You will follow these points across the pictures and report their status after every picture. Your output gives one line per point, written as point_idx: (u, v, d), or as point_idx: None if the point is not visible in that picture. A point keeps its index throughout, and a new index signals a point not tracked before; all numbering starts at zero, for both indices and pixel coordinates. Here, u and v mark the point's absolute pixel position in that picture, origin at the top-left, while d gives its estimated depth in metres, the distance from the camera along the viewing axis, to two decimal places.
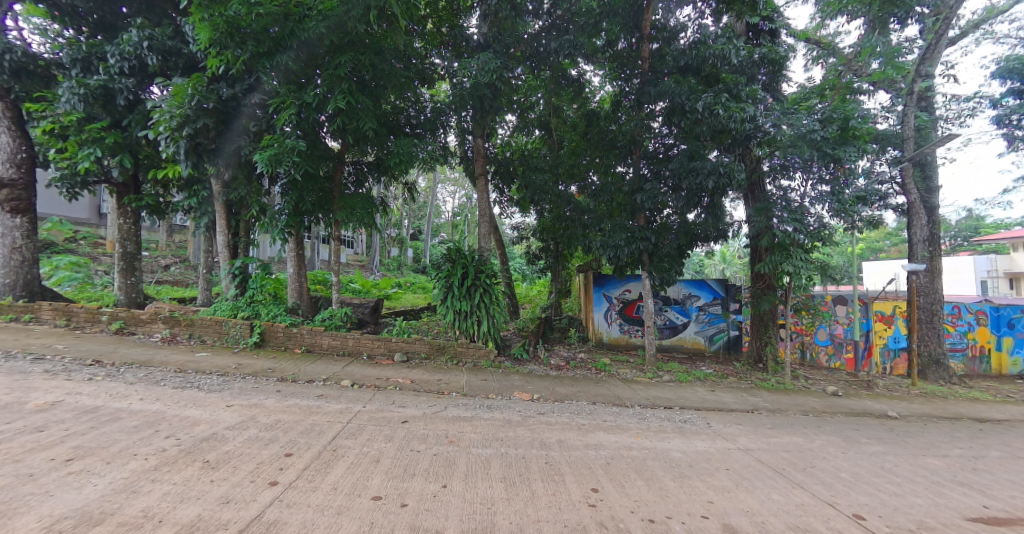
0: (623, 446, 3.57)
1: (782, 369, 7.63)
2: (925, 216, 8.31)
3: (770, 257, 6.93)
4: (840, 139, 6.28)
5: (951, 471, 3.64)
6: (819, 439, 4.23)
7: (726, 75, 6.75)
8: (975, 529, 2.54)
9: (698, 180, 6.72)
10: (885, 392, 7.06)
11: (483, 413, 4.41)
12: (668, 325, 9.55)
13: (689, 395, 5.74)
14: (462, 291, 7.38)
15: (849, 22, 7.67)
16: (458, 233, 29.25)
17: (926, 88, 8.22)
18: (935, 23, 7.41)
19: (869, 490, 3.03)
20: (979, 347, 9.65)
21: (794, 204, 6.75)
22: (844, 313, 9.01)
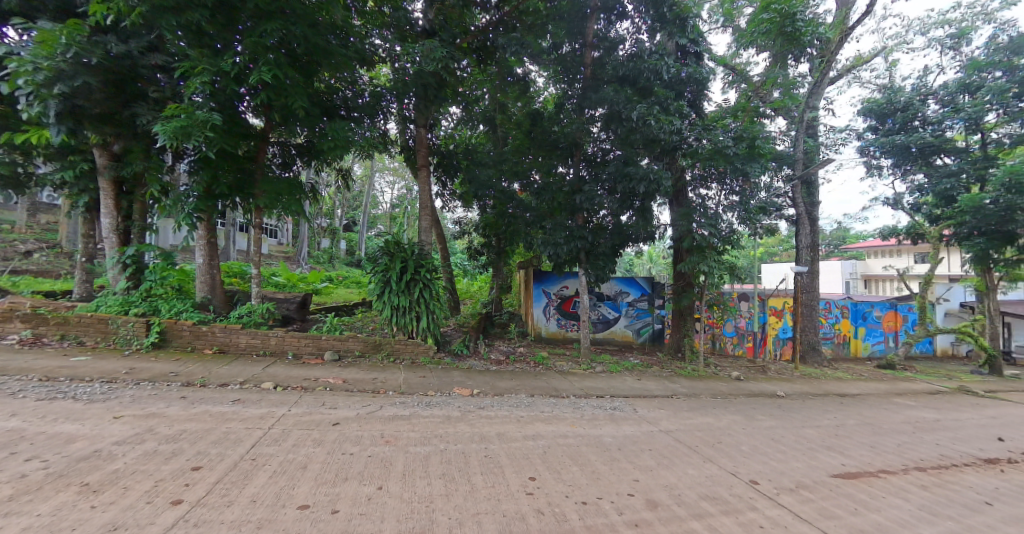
0: (558, 435, 3.75)
1: (697, 358, 8.53)
2: (809, 226, 9.77)
3: (689, 258, 7.69)
4: (748, 156, 7.19)
5: (823, 439, 4.40)
6: (725, 418, 4.84)
7: (658, 89, 7.28)
8: (838, 484, 3.11)
9: (631, 185, 7.21)
10: (775, 375, 8.28)
11: (421, 411, 4.33)
12: (601, 319, 10.17)
13: (619, 384, 6.19)
14: (401, 286, 7.12)
15: (758, 54, 8.75)
16: (396, 226, 28.07)
17: (813, 117, 9.68)
18: (821, 64, 8.81)
19: (762, 459, 3.55)
20: (844, 335, 11.67)
21: (710, 211, 7.60)
22: (746, 307, 10.33)
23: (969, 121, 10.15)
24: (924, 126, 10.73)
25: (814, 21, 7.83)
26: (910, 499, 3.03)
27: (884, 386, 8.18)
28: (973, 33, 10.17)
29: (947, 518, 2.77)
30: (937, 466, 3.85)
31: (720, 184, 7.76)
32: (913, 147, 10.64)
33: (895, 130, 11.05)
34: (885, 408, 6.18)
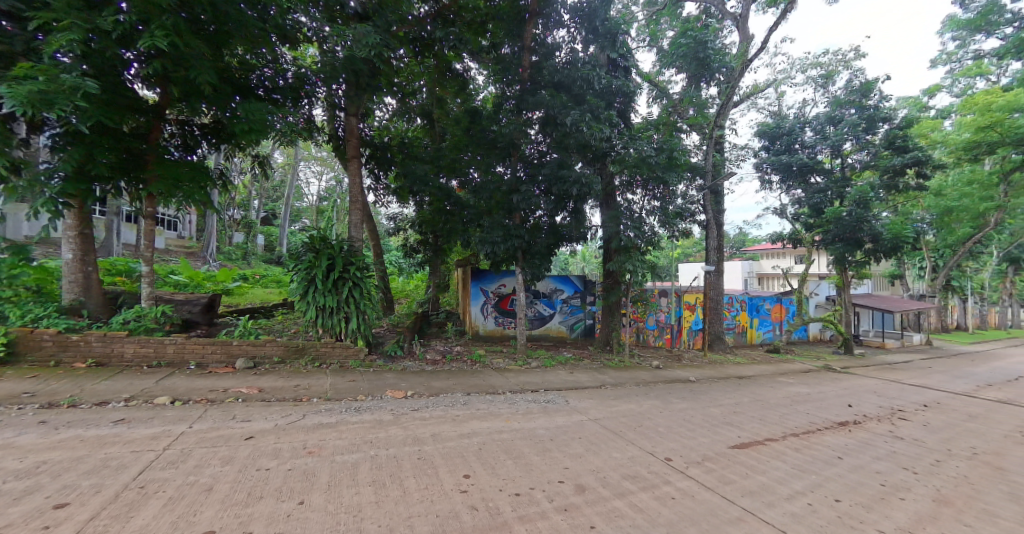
0: (493, 431, 3.80)
1: (623, 350, 9.18)
2: (716, 231, 11.02)
3: (617, 258, 8.26)
4: (667, 165, 7.93)
5: (725, 416, 5.02)
6: (646, 404, 5.29)
7: (591, 97, 7.69)
8: (735, 454, 3.58)
9: (565, 187, 7.52)
10: (688, 362, 9.24)
11: (350, 417, 4.10)
12: (537, 316, 10.47)
13: (553, 378, 6.44)
14: (327, 285, 6.65)
15: (676, 75, 9.68)
16: (324, 219, 26.13)
17: (720, 135, 10.94)
18: (727, 89, 10.01)
19: (676, 438, 3.96)
20: (742, 325, 13.37)
21: (636, 215, 8.23)
22: (665, 302, 11.34)
23: (833, 147, 12.24)
24: (803, 149, 12.72)
25: (720, 51, 8.88)
26: (788, 460, 3.60)
27: (772, 367, 9.56)
28: (837, 75, 12.29)
29: (813, 473, 3.35)
30: (807, 431, 4.62)
31: (644, 190, 8.45)
32: (794, 166, 12.57)
33: (782, 151, 12.94)
34: (772, 386, 7.23)
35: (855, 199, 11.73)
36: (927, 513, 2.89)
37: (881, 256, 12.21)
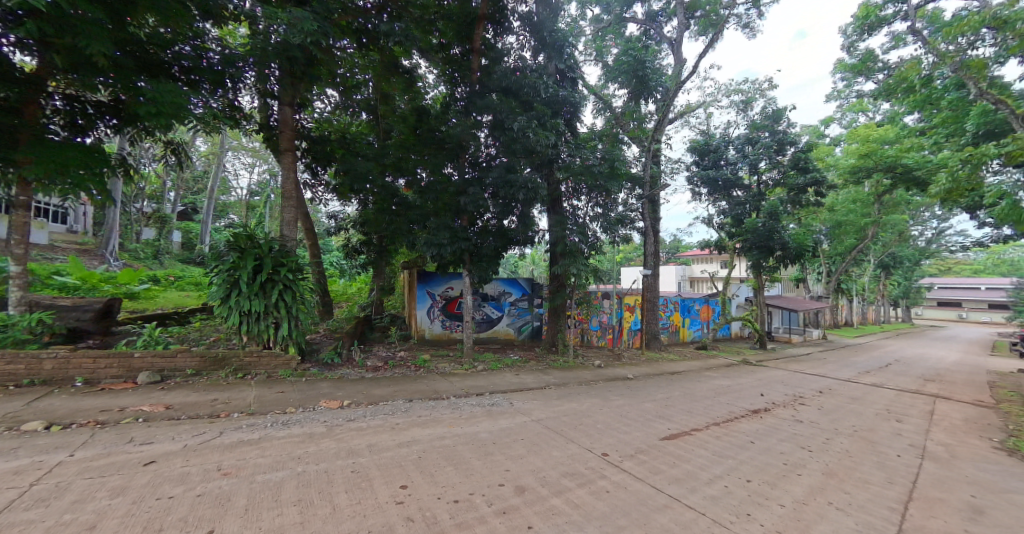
0: (435, 437, 3.70)
1: (568, 351, 9.44)
2: (653, 237, 11.80)
3: (562, 261, 8.48)
4: (609, 175, 8.34)
5: (658, 410, 5.35)
6: (588, 402, 5.47)
7: (538, 105, 7.87)
8: (665, 446, 3.82)
9: (512, 191, 7.59)
10: (628, 360, 9.75)
11: (275, 432, 3.76)
12: (485, 319, 10.45)
13: (499, 380, 6.44)
14: (254, 288, 6.07)
15: (618, 90, 10.26)
16: (255, 216, 24.00)
17: (657, 149, 11.73)
18: (664, 106, 10.79)
19: (613, 433, 4.14)
20: (676, 325, 14.40)
21: (580, 221, 8.57)
22: (608, 304, 11.87)
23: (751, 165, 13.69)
24: (727, 165, 14.05)
25: (657, 70, 9.56)
26: (710, 449, 3.92)
27: (700, 363, 10.40)
28: (754, 101, 13.76)
29: (730, 459, 3.67)
30: (727, 420, 5.07)
31: (588, 197, 8.79)
32: (720, 180, 13.83)
33: (709, 166, 14.19)
34: (699, 380, 7.85)
35: (769, 212, 13.18)
36: (820, 486, 3.30)
37: (789, 262, 13.82)
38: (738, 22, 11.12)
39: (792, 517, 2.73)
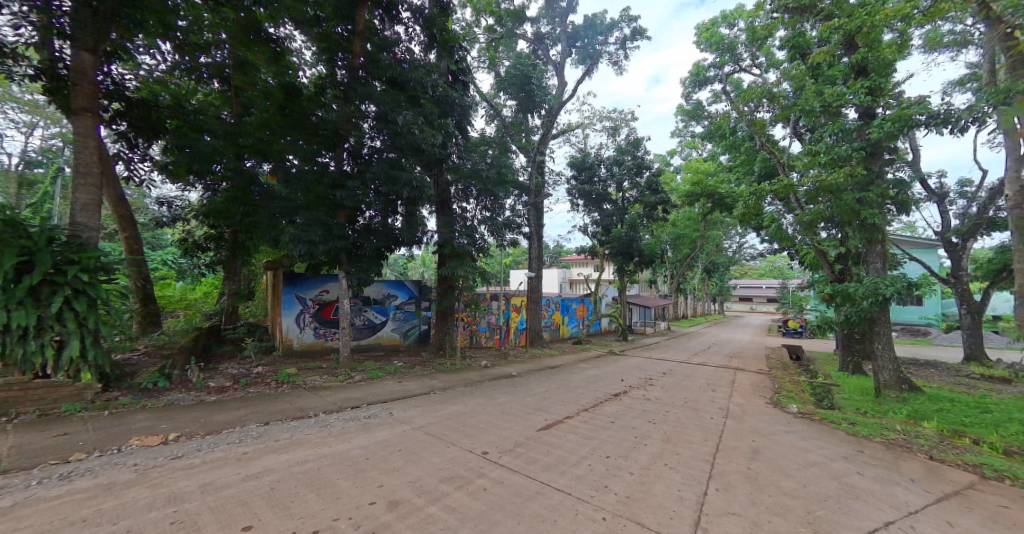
0: (295, 462, 3.23)
1: (456, 354, 9.39)
2: (537, 242, 12.64)
3: (449, 263, 8.40)
4: (496, 181, 8.62)
5: (537, 403, 5.70)
6: (472, 403, 5.51)
7: (425, 102, 7.65)
8: (541, 437, 4.09)
9: (395, 188, 7.20)
10: (513, 359, 10.19)
11: (50, 489, 2.79)
12: (367, 324, 9.65)
13: (379, 390, 6.02)
14: (25, 293, 4.47)
15: (508, 101, 10.64)
16: (35, 196, 17.76)
17: (542, 160, 12.58)
18: (547, 122, 11.70)
19: (494, 430, 4.24)
20: (556, 323, 15.59)
21: (468, 224, 8.70)
22: (495, 306, 12.17)
23: (617, 182, 15.74)
24: (599, 181, 15.90)
25: (542, 89, 10.27)
26: (578, 434, 4.33)
27: (576, 356, 11.49)
28: (620, 128, 15.87)
29: (594, 441, 4.11)
30: (594, 406, 5.68)
31: (477, 200, 8.94)
32: (593, 194, 15.66)
33: (585, 181, 15.87)
34: (574, 372, 8.66)
35: (631, 224, 15.39)
36: (660, 453, 3.94)
37: (645, 267, 16.33)
38: (609, 59, 12.77)
39: (639, 483, 3.19)
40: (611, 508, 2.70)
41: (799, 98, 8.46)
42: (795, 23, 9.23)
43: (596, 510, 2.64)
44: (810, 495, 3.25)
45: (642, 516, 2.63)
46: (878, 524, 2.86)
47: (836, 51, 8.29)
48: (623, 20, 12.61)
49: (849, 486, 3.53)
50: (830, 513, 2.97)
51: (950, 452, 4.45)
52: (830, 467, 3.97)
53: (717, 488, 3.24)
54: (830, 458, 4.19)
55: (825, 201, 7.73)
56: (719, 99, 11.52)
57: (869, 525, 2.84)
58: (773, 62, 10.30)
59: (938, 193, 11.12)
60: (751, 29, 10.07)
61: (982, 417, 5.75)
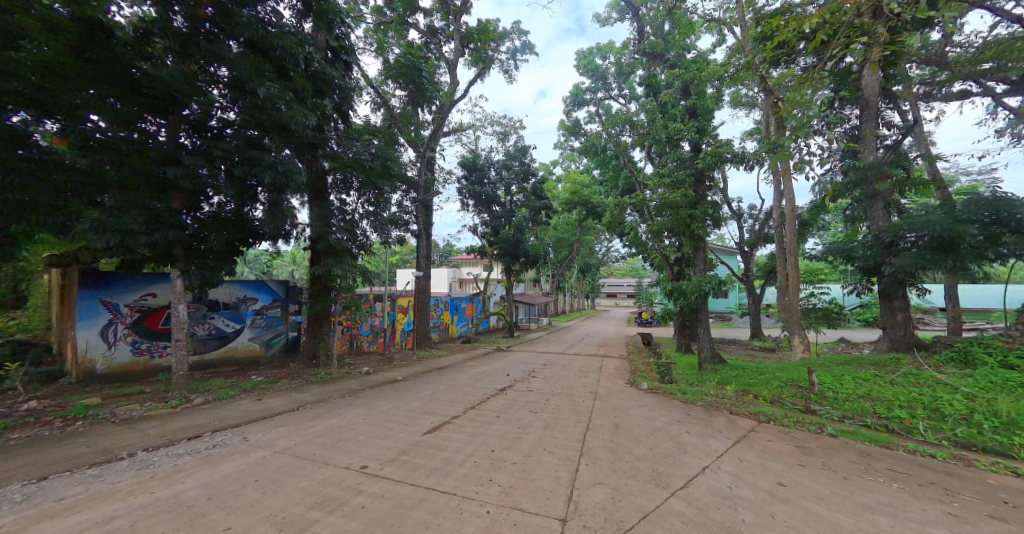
0: (98, 523, 2.46)
1: (332, 362, 8.45)
2: (426, 240, 12.37)
3: (324, 261, 7.53)
4: (381, 173, 8.06)
5: (423, 406, 5.51)
6: (350, 415, 5.03)
7: (296, 76, 6.65)
8: (426, 442, 3.96)
9: (253, 171, 6.08)
10: (398, 362, 9.68)
11: None
12: (215, 334, 7.91)
13: (229, 412, 5.04)
14: None
15: (397, 90, 10.01)
16: None
17: (432, 157, 12.29)
18: (438, 118, 11.53)
19: (374, 442, 3.94)
20: (445, 323, 15.35)
21: (347, 217, 8.00)
22: (380, 307, 11.32)
23: (506, 186, 16.36)
24: (489, 183, 16.29)
25: (433, 84, 9.95)
26: (464, 433, 4.33)
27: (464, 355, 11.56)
28: (509, 134, 16.53)
29: (480, 438, 4.17)
30: (481, 402, 5.77)
31: (359, 193, 8.31)
32: (483, 195, 15.98)
33: (475, 182, 16.07)
34: (462, 371, 8.68)
35: (517, 226, 16.20)
36: (540, 440, 4.21)
37: (530, 267, 17.37)
38: (501, 66, 13.20)
39: (521, 471, 3.35)
40: (495, 500, 2.77)
41: (652, 127, 10.10)
42: (651, 65, 10.99)
43: (480, 505, 2.67)
44: (656, 456, 3.89)
45: (524, 503, 2.75)
46: (701, 470, 3.58)
47: (676, 95, 10.18)
48: (514, 32, 13.16)
49: (683, 443, 4.33)
50: (670, 468, 3.61)
51: (741, 406, 5.87)
52: (669, 430, 4.81)
53: (587, 463, 3.62)
54: (669, 423, 5.08)
55: (667, 216, 9.41)
56: (593, 120, 12.96)
57: (695, 472, 3.53)
58: (634, 95, 12.05)
59: (738, 212, 14.59)
60: (619, 63, 11.60)
61: (759, 376, 7.76)
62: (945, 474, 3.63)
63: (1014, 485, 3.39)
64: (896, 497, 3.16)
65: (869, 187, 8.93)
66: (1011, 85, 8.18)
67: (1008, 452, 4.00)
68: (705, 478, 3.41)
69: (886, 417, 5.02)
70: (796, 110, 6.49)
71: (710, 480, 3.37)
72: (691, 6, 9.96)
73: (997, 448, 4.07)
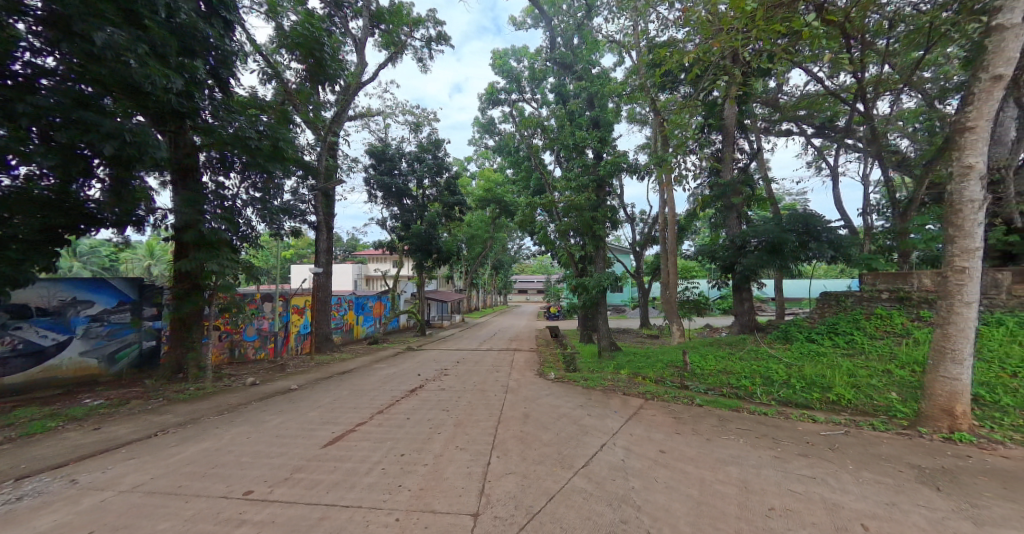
0: None
1: (204, 375, 7.14)
2: (326, 233, 11.30)
3: (193, 254, 6.30)
4: (270, 155, 7.06)
5: (322, 416, 4.99)
6: (229, 434, 4.31)
7: (153, 26, 5.12)
8: (325, 455, 3.59)
9: (85, 139, 4.69)
10: (293, 370, 8.62)
11: None
12: (26, 350, 6.02)
13: (49, 450, 3.88)
14: None
15: (292, 62, 8.79)
16: None
17: (334, 142, 11.21)
18: (342, 100, 10.59)
19: (261, 463, 3.42)
20: (349, 323, 14.17)
21: (226, 203, 6.90)
22: (271, 308, 9.93)
23: (418, 179, 15.74)
24: (399, 175, 15.49)
25: (337, 62, 9.01)
26: (371, 440, 4.02)
27: (369, 357, 10.83)
28: (422, 126, 15.94)
29: (387, 443, 3.93)
30: (389, 406, 5.46)
31: (241, 175, 7.24)
32: (393, 188, 15.12)
33: (384, 173, 15.12)
34: (367, 375, 8.10)
35: (430, 222, 15.66)
36: (452, 438, 4.14)
37: (442, 264, 17.01)
38: (415, 54, 12.62)
39: (432, 472, 3.23)
40: (404, 506, 2.61)
41: (561, 133, 10.66)
42: (561, 75, 11.58)
43: (389, 514, 2.50)
44: (561, 440, 4.12)
45: (436, 504, 2.66)
46: (600, 448, 3.89)
47: (583, 106, 10.91)
48: (429, 20, 12.66)
49: (584, 425, 4.67)
50: (573, 449, 3.85)
51: (631, 387, 6.55)
52: (573, 414, 5.14)
53: (499, 455, 3.66)
54: (573, 408, 5.43)
55: (573, 217, 10.09)
56: (507, 120, 13.18)
57: (595, 451, 3.82)
58: (546, 101, 12.58)
59: (632, 217, 16.30)
60: (532, 69, 11.96)
61: (645, 360, 8.78)
62: (773, 426, 4.56)
63: (816, 428, 4.41)
64: (743, 449, 3.84)
65: (728, 199, 10.76)
66: (819, 129, 10.61)
67: (811, 405, 5.21)
68: (603, 454, 3.71)
69: (735, 386, 6.11)
70: (677, 130, 7.48)
71: (608, 455, 3.68)
72: (597, 25, 10.80)
73: (805, 402, 5.27)
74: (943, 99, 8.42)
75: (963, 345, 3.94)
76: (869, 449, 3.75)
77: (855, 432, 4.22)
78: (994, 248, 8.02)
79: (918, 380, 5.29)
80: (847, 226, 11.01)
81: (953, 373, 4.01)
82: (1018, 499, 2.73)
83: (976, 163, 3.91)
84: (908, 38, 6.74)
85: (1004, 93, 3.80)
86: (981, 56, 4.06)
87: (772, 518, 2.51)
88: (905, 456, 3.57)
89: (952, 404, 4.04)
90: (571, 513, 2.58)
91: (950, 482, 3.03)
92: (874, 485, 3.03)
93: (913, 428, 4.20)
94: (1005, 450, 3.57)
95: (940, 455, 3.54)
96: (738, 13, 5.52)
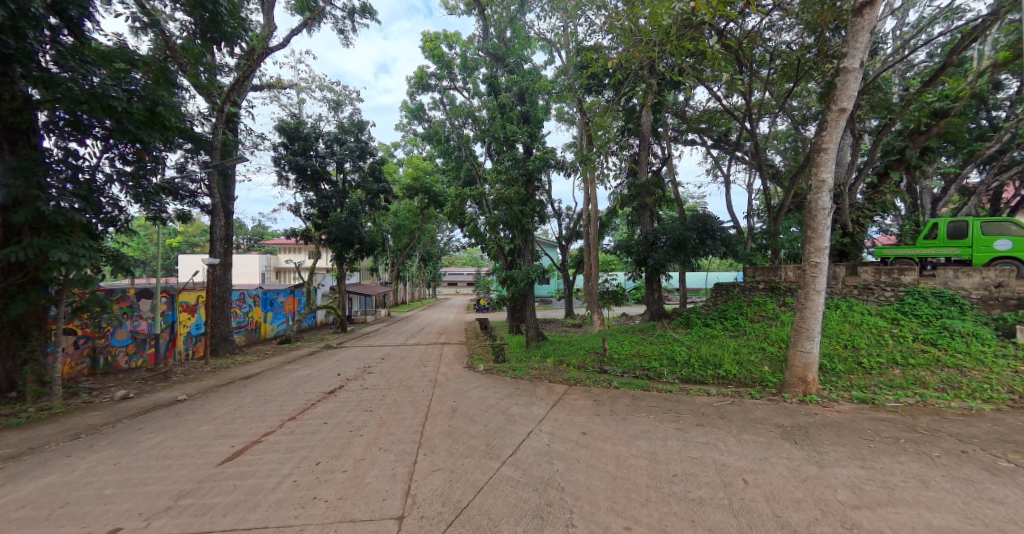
0: None
1: (49, 390, 5.70)
2: (223, 219, 9.81)
3: (31, 239, 5.00)
4: (145, 121, 5.89)
5: (217, 429, 4.29)
6: (87, 463, 3.49)
7: None
8: (218, 475, 3.06)
9: None
10: (181, 378, 7.37)
11: None
12: None
13: None
14: None
15: (176, 12, 7.27)
16: None
17: (233, 113, 9.70)
18: (244, 66, 9.20)
19: (130, 493, 2.81)
20: (254, 322, 12.53)
21: (81, 175, 5.56)
22: (149, 306, 8.34)
23: (337, 163, 14.42)
24: (315, 157, 14.04)
25: (236, 19, 7.68)
26: (279, 451, 3.55)
27: (278, 358, 9.72)
28: (343, 105, 14.58)
29: (297, 452, 3.52)
30: (301, 411, 4.92)
31: (101, 143, 5.89)
32: (308, 170, 13.64)
33: (298, 153, 13.58)
34: (274, 378, 7.23)
35: (350, 209, 14.63)
36: (373, 439, 3.85)
37: (365, 255, 15.91)
38: (336, 23, 11.42)
39: (351, 479, 2.94)
40: (317, 520, 2.32)
41: (492, 126, 10.58)
42: (492, 66, 11.28)
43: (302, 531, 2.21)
44: (489, 431, 4.07)
45: (356, 513, 2.41)
46: (526, 436, 3.92)
47: (514, 100, 10.84)
48: None
49: (510, 414, 4.68)
50: (500, 439, 3.81)
51: (556, 374, 6.77)
52: (499, 405, 5.12)
53: (424, 452, 3.48)
54: (499, 399, 5.41)
55: (502, 210, 10.14)
56: (437, 107, 12.66)
57: (521, 439, 3.83)
58: (476, 92, 12.29)
59: (559, 212, 16.90)
60: (463, 57, 11.57)
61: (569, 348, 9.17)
62: (676, 401, 5.02)
63: (709, 401, 4.97)
64: (652, 425, 4.16)
65: (643, 199, 11.67)
66: (716, 143, 11.74)
67: (705, 380, 5.88)
68: (529, 441, 3.74)
69: (645, 368, 6.65)
70: (601, 133, 7.84)
71: (533, 442, 3.72)
72: (528, 22, 10.95)
73: (700, 378, 5.93)
74: (804, 124, 10.05)
75: (813, 324, 4.74)
76: (747, 414, 4.33)
77: (737, 401, 4.85)
78: (835, 247, 9.84)
79: (784, 354, 6.27)
80: (736, 226, 12.68)
81: (806, 347, 4.81)
82: (847, 444, 3.35)
83: (827, 178, 4.65)
84: (781, 71, 7.70)
85: (846, 123, 4.55)
86: (833, 92, 4.80)
87: (675, 484, 2.73)
88: (772, 417, 4.18)
89: (806, 373, 4.83)
90: (498, 502, 2.53)
91: (803, 436, 3.61)
92: (750, 444, 3.48)
93: (779, 394, 4.95)
94: (839, 406, 4.37)
95: (796, 414, 4.22)
96: (654, 27, 5.89)
